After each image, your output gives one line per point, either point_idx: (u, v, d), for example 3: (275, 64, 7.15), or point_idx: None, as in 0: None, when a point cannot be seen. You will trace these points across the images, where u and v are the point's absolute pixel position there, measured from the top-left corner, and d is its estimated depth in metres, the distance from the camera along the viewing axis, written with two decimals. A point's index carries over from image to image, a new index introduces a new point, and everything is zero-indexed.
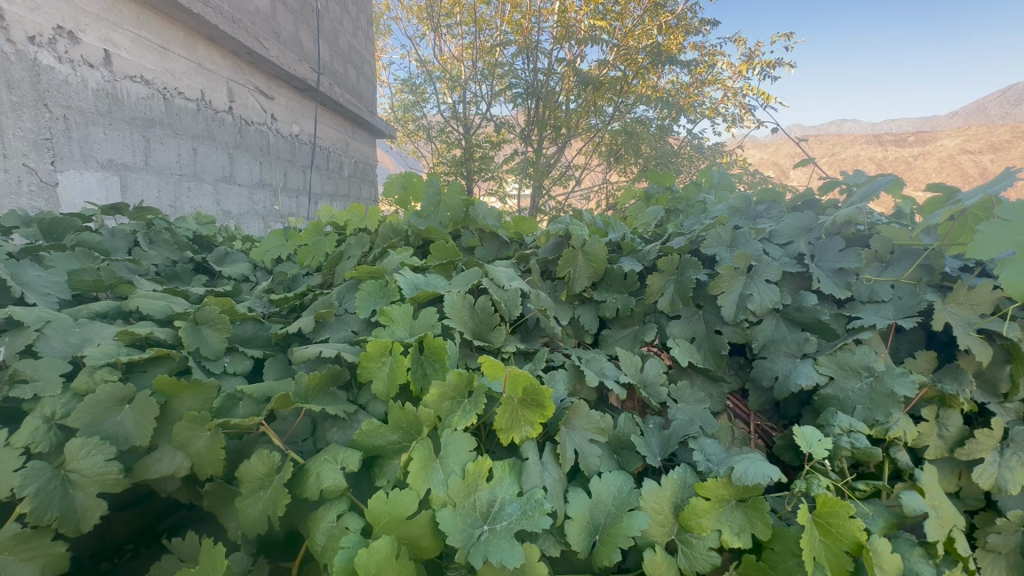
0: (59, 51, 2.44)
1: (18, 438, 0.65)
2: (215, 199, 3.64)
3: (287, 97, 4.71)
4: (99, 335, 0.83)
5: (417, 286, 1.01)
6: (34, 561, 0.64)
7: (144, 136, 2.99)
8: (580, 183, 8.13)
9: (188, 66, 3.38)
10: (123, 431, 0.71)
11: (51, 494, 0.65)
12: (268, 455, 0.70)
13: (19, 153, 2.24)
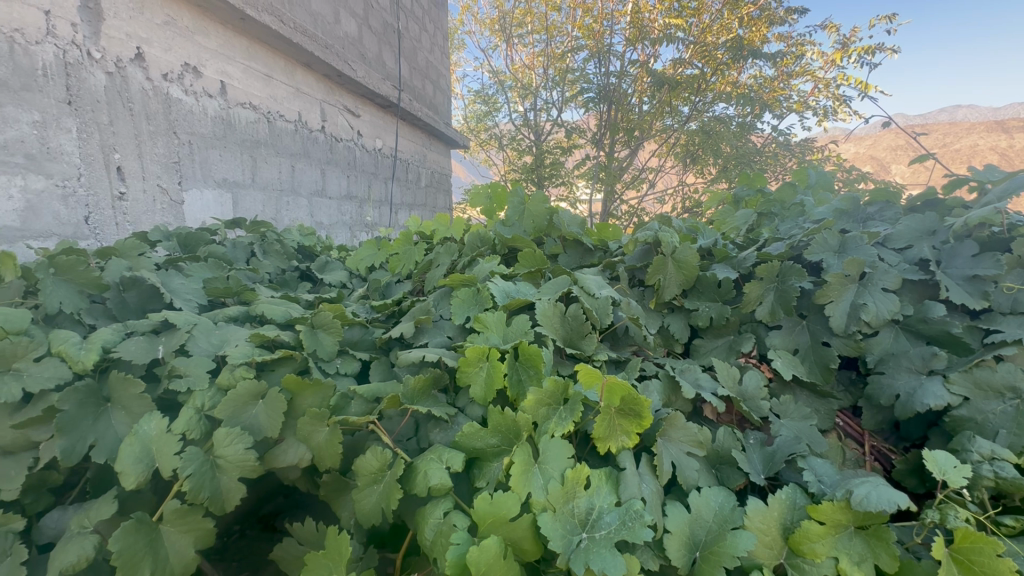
0: (185, 85, 2.79)
1: (177, 426, 0.75)
2: (309, 211, 3.95)
3: (372, 113, 5.01)
4: (234, 337, 0.93)
5: (508, 293, 1.05)
6: (190, 534, 0.73)
7: (252, 156, 3.31)
8: (654, 186, 7.92)
9: (287, 91, 3.72)
10: (258, 423, 0.79)
11: (204, 475, 0.73)
12: (381, 451, 0.75)
13: (155, 176, 2.58)
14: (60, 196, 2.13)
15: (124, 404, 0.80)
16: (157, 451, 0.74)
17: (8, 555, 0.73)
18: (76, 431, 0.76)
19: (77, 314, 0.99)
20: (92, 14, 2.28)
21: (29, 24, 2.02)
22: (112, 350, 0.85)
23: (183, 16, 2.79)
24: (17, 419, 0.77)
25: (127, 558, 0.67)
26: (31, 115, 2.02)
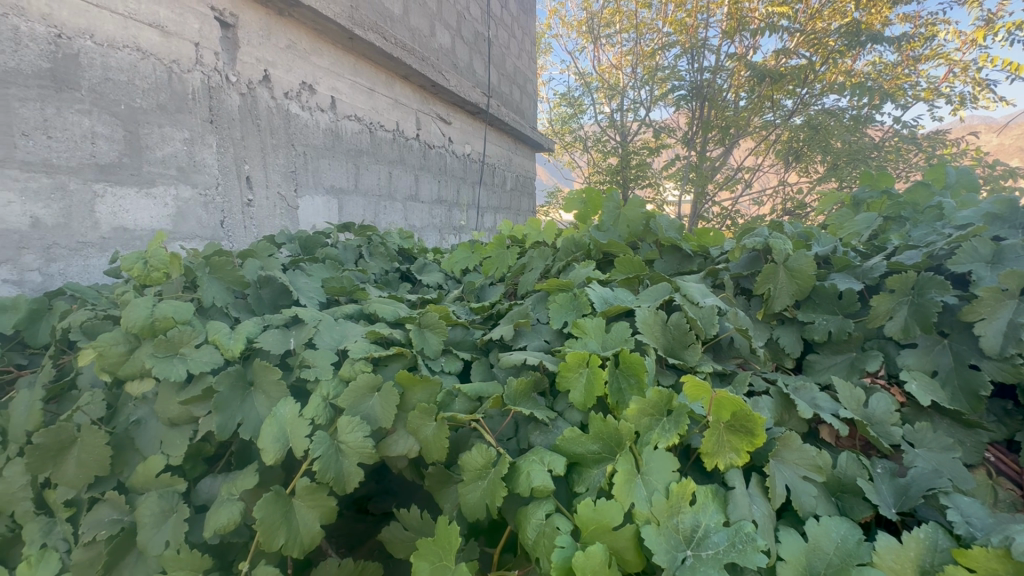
0: (303, 101, 3.09)
1: (307, 411, 0.84)
2: (404, 215, 4.19)
3: (462, 120, 5.20)
4: (352, 332, 1.02)
5: (607, 300, 1.04)
6: (316, 509, 0.81)
7: (356, 165, 3.59)
8: (750, 187, 7.42)
9: (388, 103, 3.98)
10: (374, 414, 0.86)
11: (329, 457, 0.81)
12: (486, 448, 0.78)
13: (276, 184, 2.88)
14: (202, 203, 2.45)
15: (264, 389, 0.90)
16: (290, 433, 0.83)
17: (173, 513, 0.85)
18: (228, 409, 0.87)
19: (224, 307, 1.13)
20: (230, 44, 2.64)
21: (183, 56, 2.36)
22: (254, 340, 0.96)
23: (302, 40, 3.10)
24: (182, 397, 0.90)
25: (267, 525, 0.76)
26: (183, 134, 2.35)
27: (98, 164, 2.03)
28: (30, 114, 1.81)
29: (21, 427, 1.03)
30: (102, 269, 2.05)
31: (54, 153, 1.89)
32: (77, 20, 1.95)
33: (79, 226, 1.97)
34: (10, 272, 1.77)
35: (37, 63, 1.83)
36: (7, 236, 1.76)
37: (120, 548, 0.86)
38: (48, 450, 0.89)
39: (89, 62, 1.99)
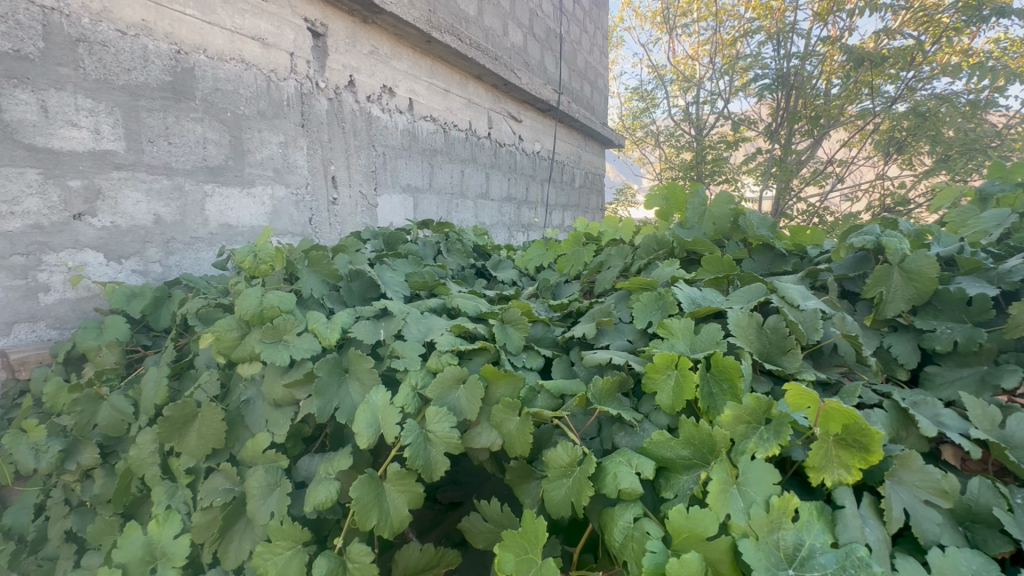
0: (383, 104, 3.23)
1: (397, 400, 0.87)
2: (475, 213, 4.27)
3: (532, 118, 5.20)
4: (437, 325, 1.05)
5: (695, 300, 1.00)
6: (404, 494, 0.84)
7: (430, 164, 3.70)
8: (842, 181, 6.83)
9: (461, 103, 4.07)
10: (459, 406, 0.88)
11: (418, 446, 0.84)
12: (572, 446, 0.77)
13: (358, 183, 3.04)
14: (294, 201, 2.64)
15: (358, 376, 0.95)
16: (382, 419, 0.87)
17: (277, 486, 0.92)
18: (326, 394, 0.93)
19: (319, 299, 1.20)
20: (320, 52, 2.81)
21: (280, 66, 2.56)
22: (349, 330, 1.02)
23: (383, 45, 3.24)
24: (286, 380, 0.97)
25: (362, 505, 0.80)
26: (278, 138, 2.54)
27: (208, 166, 2.24)
28: (155, 122, 2.04)
29: (151, 401, 1.17)
30: (210, 262, 2.26)
31: (173, 157, 2.11)
32: (193, 36, 2.16)
33: (192, 223, 2.18)
34: (137, 264, 2.00)
35: (160, 77, 2.05)
36: (135, 232, 1.99)
37: (232, 514, 0.95)
38: (174, 423, 1.00)
39: (202, 74, 2.20)
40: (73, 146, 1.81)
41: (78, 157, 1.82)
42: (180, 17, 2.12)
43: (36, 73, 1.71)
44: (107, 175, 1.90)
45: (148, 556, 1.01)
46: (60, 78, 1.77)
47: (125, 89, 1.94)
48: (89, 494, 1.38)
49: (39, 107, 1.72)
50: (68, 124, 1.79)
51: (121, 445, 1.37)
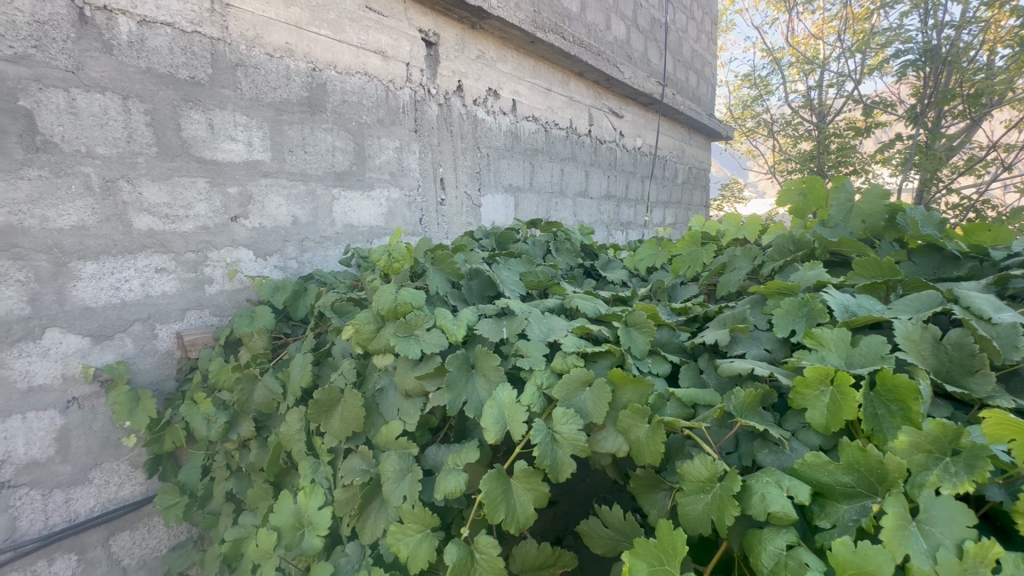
0: (488, 107, 3.33)
1: (523, 398, 0.88)
2: (574, 212, 4.23)
3: (634, 113, 5.04)
4: (558, 326, 1.05)
5: (849, 308, 0.90)
6: (531, 492, 0.85)
7: (531, 163, 3.74)
8: (1008, 170, 5.77)
9: (562, 101, 4.06)
10: (586, 408, 0.87)
11: (546, 446, 0.84)
12: (711, 461, 0.73)
13: (464, 184, 3.16)
14: (407, 202, 2.82)
15: (484, 373, 0.98)
16: (509, 417, 0.88)
17: (409, 472, 0.98)
18: (456, 388, 0.97)
19: (443, 296, 1.25)
20: (432, 60, 2.96)
21: (397, 76, 2.73)
22: (474, 327, 1.06)
23: (489, 49, 3.34)
24: (418, 372, 1.03)
25: (491, 498, 0.82)
26: (395, 143, 2.72)
27: (336, 172, 2.46)
28: (294, 134, 2.28)
29: (298, 384, 1.31)
30: (336, 259, 2.48)
31: (308, 164, 2.34)
32: (325, 54, 2.39)
33: (322, 224, 2.41)
34: (278, 260, 2.26)
35: (299, 93, 2.29)
36: (277, 232, 2.25)
37: (370, 494, 1.03)
38: (322, 406, 1.10)
39: (333, 88, 2.42)
40: (232, 157, 2.07)
41: (235, 167, 2.09)
42: (316, 37, 2.35)
43: (205, 96, 1.99)
44: (257, 182, 2.16)
45: (297, 523, 1.13)
46: (223, 99, 2.04)
47: (272, 105, 2.20)
48: (245, 461, 1.58)
49: (208, 125, 2.00)
50: (228, 138, 2.06)
51: (271, 421, 1.56)
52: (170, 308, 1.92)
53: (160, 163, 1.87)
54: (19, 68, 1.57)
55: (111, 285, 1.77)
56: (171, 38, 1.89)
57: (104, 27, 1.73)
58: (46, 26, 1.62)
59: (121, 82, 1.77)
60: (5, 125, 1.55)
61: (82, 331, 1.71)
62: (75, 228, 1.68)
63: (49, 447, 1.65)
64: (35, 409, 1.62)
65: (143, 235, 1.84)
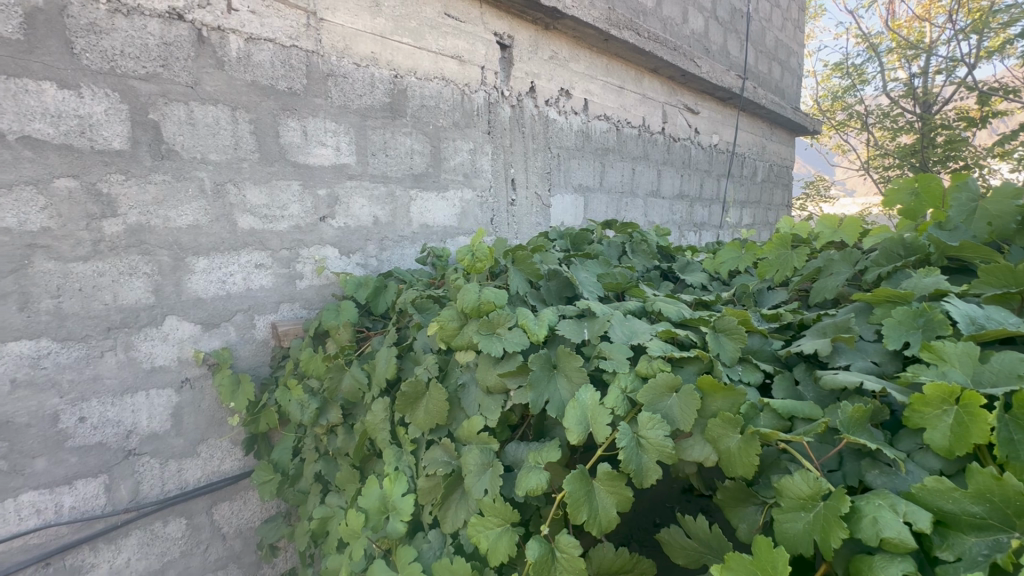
0: (560, 107, 3.33)
1: (607, 401, 0.88)
2: (644, 212, 4.12)
3: (710, 109, 4.83)
4: (641, 329, 1.03)
5: (973, 320, 0.82)
6: (613, 495, 0.84)
7: (602, 163, 3.69)
8: None
9: (636, 99, 3.97)
10: (673, 414, 0.85)
11: (631, 450, 0.83)
12: (814, 478, 0.69)
13: (534, 185, 3.18)
14: (479, 203, 2.88)
15: (566, 373, 0.98)
16: (592, 419, 0.88)
17: (490, 467, 1.01)
18: (538, 387, 0.98)
19: (523, 296, 1.27)
20: (507, 63, 3.00)
21: (472, 79, 2.80)
22: (555, 328, 1.07)
23: (562, 49, 3.33)
24: (500, 370, 1.05)
25: (575, 499, 0.83)
26: (469, 145, 2.79)
27: (414, 173, 2.56)
28: (377, 138, 2.40)
29: (384, 375, 1.38)
30: (412, 257, 2.59)
31: (388, 167, 2.46)
32: (407, 61, 2.49)
33: (400, 224, 2.53)
34: (360, 258, 2.39)
35: (382, 100, 2.41)
36: (360, 231, 2.38)
37: (452, 485, 1.07)
38: (408, 397, 1.16)
39: (412, 94, 2.53)
40: (322, 161, 2.23)
41: (325, 171, 2.24)
42: (399, 46, 2.46)
43: (300, 105, 2.14)
44: (343, 184, 2.30)
45: (382, 506, 1.19)
46: (315, 107, 2.19)
47: (357, 112, 2.33)
48: (332, 445, 1.69)
49: (302, 131, 2.16)
50: (319, 144, 2.21)
51: (356, 409, 1.65)
52: (267, 301, 2.09)
53: (261, 168, 2.05)
54: (149, 84, 1.78)
55: (219, 278, 1.96)
56: (273, 52, 2.06)
57: (218, 45, 1.92)
58: (171, 47, 1.82)
59: (230, 94, 1.96)
60: (138, 135, 1.76)
61: (195, 319, 1.90)
62: (191, 227, 1.88)
63: (167, 421, 1.85)
64: (156, 387, 1.82)
65: (246, 233, 2.02)
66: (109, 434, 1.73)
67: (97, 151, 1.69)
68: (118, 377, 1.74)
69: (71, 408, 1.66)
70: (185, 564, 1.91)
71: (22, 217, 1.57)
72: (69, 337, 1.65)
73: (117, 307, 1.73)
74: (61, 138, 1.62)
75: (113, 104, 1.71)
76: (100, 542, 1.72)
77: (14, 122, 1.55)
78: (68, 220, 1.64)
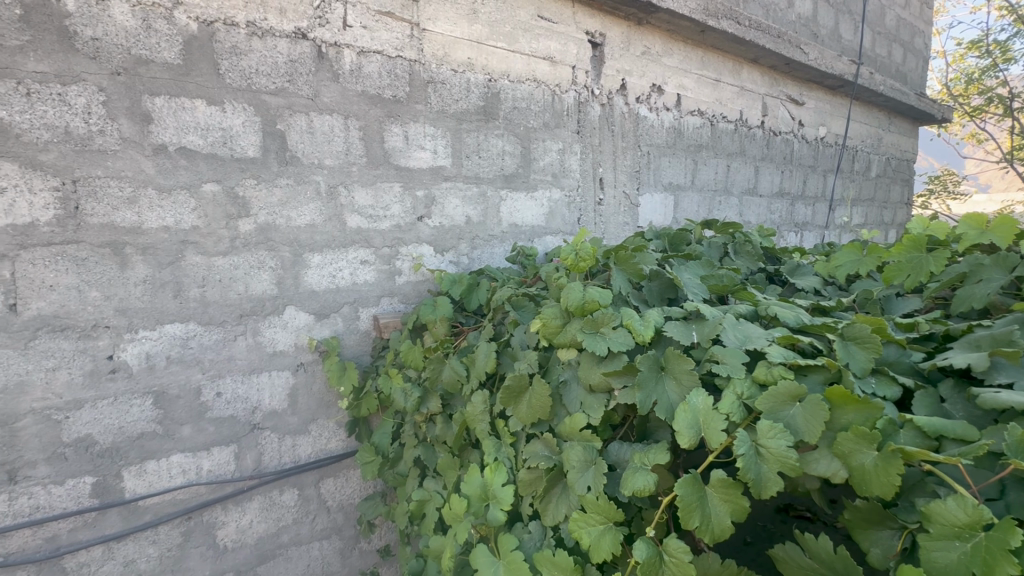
0: (651, 103, 3.24)
1: (722, 406, 0.85)
2: (739, 211, 3.90)
3: (817, 99, 4.45)
4: (757, 333, 0.99)
5: None
6: (727, 504, 0.82)
7: (694, 160, 3.54)
8: None
9: (733, 92, 3.76)
10: (796, 424, 0.81)
11: (750, 458, 0.80)
12: (974, 506, 0.63)
13: (623, 184, 3.13)
14: (567, 203, 2.89)
15: (676, 375, 0.97)
16: (705, 423, 0.86)
17: (593, 464, 1.02)
18: (646, 388, 0.97)
19: (625, 296, 1.26)
20: (598, 61, 2.98)
21: (563, 79, 2.81)
22: (662, 329, 1.05)
23: (655, 44, 3.24)
24: (604, 368, 1.05)
25: (687, 504, 0.81)
26: (558, 145, 2.81)
27: (504, 174, 2.63)
28: (471, 141, 2.49)
29: (484, 369, 1.43)
30: (501, 256, 2.66)
31: (481, 168, 2.54)
32: (500, 65, 2.56)
33: (490, 223, 2.60)
34: (453, 256, 2.49)
35: (477, 103, 2.50)
36: (454, 230, 2.48)
37: (554, 479, 1.09)
38: (512, 391, 1.19)
39: (505, 96, 2.59)
40: (421, 164, 2.35)
41: (423, 173, 2.36)
42: (494, 50, 2.53)
43: (403, 111, 2.28)
44: (439, 185, 2.42)
45: (483, 495, 1.23)
46: (416, 113, 2.32)
47: (454, 116, 2.43)
48: (431, 433, 1.79)
49: (404, 136, 2.30)
50: (419, 148, 2.34)
51: (454, 400, 1.74)
52: (370, 295, 2.26)
53: (368, 171, 2.21)
54: (278, 98, 1.99)
55: (331, 272, 2.14)
56: (381, 64, 2.21)
57: (334, 60, 2.10)
58: (296, 63, 2.01)
59: (344, 104, 2.13)
60: (268, 144, 1.97)
61: (310, 309, 2.10)
62: (308, 226, 2.07)
63: (285, 400, 2.06)
64: (276, 369, 2.03)
65: (353, 232, 2.19)
66: (238, 408, 1.96)
67: (235, 158, 1.91)
68: (247, 358, 1.97)
69: (211, 384, 1.90)
70: (297, 531, 2.11)
71: (178, 217, 1.81)
72: (210, 322, 1.89)
73: (248, 296, 1.96)
74: (208, 148, 1.86)
75: (249, 117, 1.93)
76: (230, 503, 1.95)
77: (174, 135, 1.79)
78: (212, 219, 1.87)
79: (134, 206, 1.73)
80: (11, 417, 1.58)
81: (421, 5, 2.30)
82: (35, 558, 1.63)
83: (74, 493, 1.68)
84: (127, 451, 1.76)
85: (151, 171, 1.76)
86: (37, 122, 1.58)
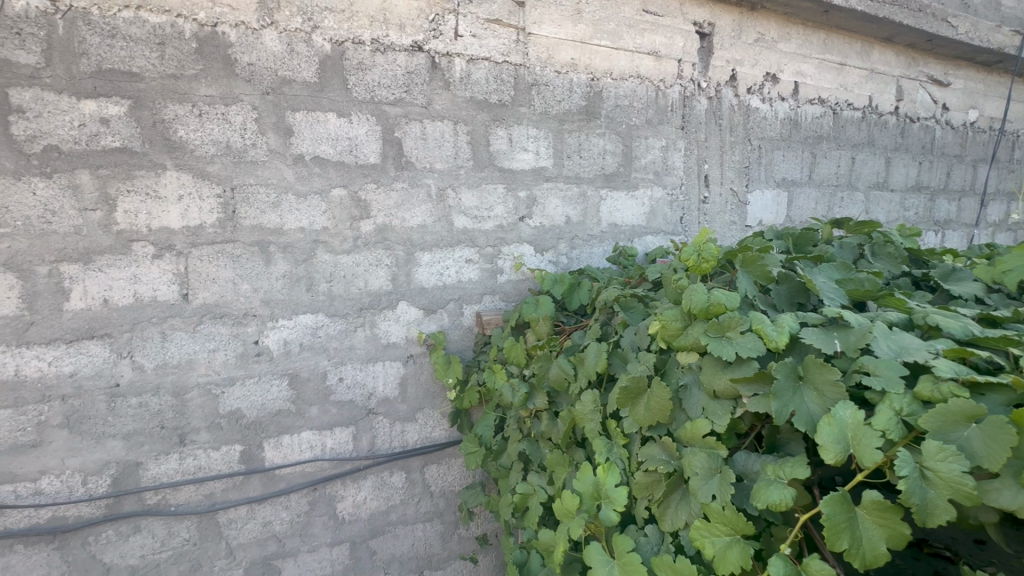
0: (764, 94, 3.02)
1: (877, 422, 0.79)
2: (865, 207, 3.51)
3: (967, 78, 3.87)
4: (916, 344, 0.90)
5: None
6: (882, 528, 0.76)
7: (812, 153, 3.24)
8: None
9: (861, 76, 3.39)
10: (972, 447, 0.74)
11: (914, 481, 0.74)
12: None
13: (730, 181, 2.96)
14: (669, 202, 2.79)
15: (817, 385, 0.91)
16: (855, 439, 0.79)
17: (718, 473, 0.98)
18: (783, 397, 0.92)
19: (752, 300, 1.21)
20: (705, 52, 2.84)
21: (668, 74, 2.72)
22: (799, 335, 0.98)
23: (770, 29, 3.02)
24: (732, 374, 1.01)
25: (835, 524, 0.76)
26: (661, 142, 2.73)
27: (605, 173, 2.60)
28: (572, 141, 2.51)
29: (594, 368, 1.44)
30: (600, 256, 2.63)
31: (582, 168, 2.54)
32: (603, 63, 2.54)
33: (590, 223, 2.59)
34: (552, 255, 2.52)
35: (579, 103, 2.50)
36: (553, 230, 2.51)
37: (673, 484, 1.07)
38: (629, 392, 1.18)
39: (607, 95, 2.56)
40: (524, 166, 2.41)
41: (526, 174, 2.42)
42: (597, 49, 2.52)
43: (508, 114, 2.35)
44: (541, 186, 2.45)
45: (595, 493, 1.23)
46: (520, 116, 2.38)
47: (556, 116, 2.46)
48: (535, 429, 1.84)
49: (508, 139, 2.36)
50: (522, 150, 2.40)
51: (561, 398, 1.77)
52: (474, 292, 2.35)
53: (474, 173, 2.31)
54: (396, 108, 2.14)
55: (440, 270, 2.27)
56: (488, 69, 2.29)
57: (446, 69, 2.21)
58: (413, 75, 2.16)
59: (454, 111, 2.24)
60: (387, 151, 2.14)
61: (419, 305, 2.24)
62: (420, 227, 2.21)
63: (396, 388, 2.22)
64: (390, 359, 2.20)
65: (460, 232, 2.30)
66: (357, 394, 2.15)
67: (359, 165, 2.09)
68: (365, 348, 2.15)
69: (335, 369, 2.10)
70: (404, 511, 2.27)
71: (312, 219, 2.02)
72: (335, 314, 2.09)
73: (367, 291, 2.14)
74: (337, 156, 2.05)
75: (371, 127, 2.10)
76: (348, 479, 2.15)
77: (310, 146, 2.00)
78: (339, 221, 2.07)
79: (277, 210, 1.96)
80: (182, 389, 1.86)
81: (526, 10, 2.35)
82: (196, 510, 1.91)
83: (227, 458, 1.95)
84: (268, 425, 2.00)
85: (291, 178, 1.98)
86: (206, 138, 1.85)
